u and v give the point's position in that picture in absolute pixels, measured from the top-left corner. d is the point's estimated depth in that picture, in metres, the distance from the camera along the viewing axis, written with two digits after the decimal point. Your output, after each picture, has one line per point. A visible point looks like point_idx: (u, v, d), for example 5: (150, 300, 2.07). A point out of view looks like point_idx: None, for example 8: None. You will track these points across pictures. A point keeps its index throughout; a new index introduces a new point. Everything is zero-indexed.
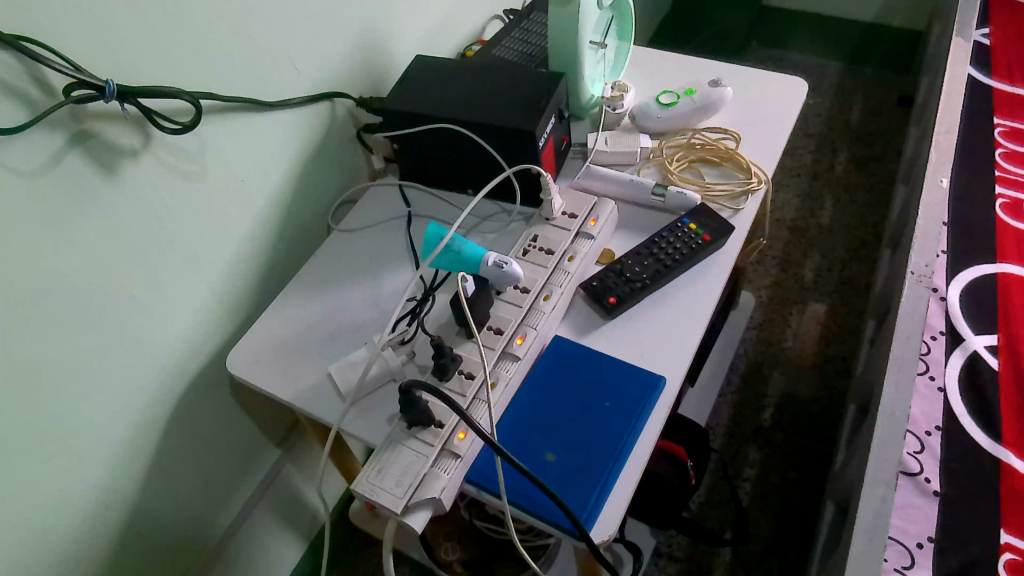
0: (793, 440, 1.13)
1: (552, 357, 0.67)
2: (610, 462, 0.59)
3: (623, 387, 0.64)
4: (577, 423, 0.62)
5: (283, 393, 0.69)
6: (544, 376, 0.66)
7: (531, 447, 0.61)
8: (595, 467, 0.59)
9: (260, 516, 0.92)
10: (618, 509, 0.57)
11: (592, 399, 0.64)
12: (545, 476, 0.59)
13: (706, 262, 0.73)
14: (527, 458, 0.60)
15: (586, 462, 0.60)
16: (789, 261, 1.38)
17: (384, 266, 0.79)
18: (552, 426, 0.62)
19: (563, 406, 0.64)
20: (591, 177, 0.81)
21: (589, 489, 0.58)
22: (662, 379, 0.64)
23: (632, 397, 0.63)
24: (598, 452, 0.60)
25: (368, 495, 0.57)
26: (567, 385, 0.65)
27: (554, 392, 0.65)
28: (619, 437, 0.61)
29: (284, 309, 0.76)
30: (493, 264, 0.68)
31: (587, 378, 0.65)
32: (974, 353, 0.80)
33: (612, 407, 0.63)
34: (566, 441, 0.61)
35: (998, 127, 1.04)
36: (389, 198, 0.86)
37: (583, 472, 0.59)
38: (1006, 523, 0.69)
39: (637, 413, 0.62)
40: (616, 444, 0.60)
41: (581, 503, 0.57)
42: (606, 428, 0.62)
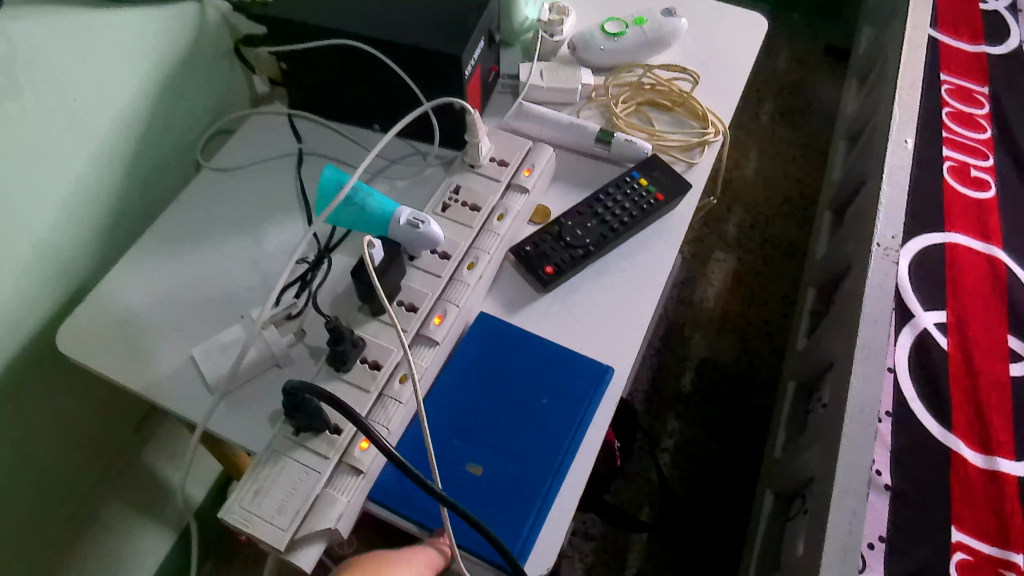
0: (714, 408, 1.07)
1: (477, 340, 0.55)
2: (550, 476, 0.49)
3: (562, 382, 0.53)
4: (507, 425, 0.51)
5: (132, 382, 0.53)
6: (465, 365, 0.54)
7: (451, 457, 0.49)
8: (531, 484, 0.48)
9: (113, 510, 0.77)
10: (557, 536, 0.47)
11: (524, 395, 0.53)
12: (470, 497, 0.48)
13: (657, 225, 0.62)
14: (446, 471, 0.49)
15: (519, 477, 0.49)
16: (712, 215, 1.30)
17: (265, 217, 0.63)
18: (477, 429, 0.51)
19: (489, 404, 0.52)
20: (523, 118, 0.67)
21: (523, 513, 0.47)
22: (611, 370, 0.53)
23: (574, 392, 0.52)
24: (534, 464, 0.49)
25: (241, 526, 0.44)
26: (495, 376, 0.53)
27: (480, 385, 0.53)
28: (559, 444, 0.50)
29: (137, 268, 0.59)
30: (406, 222, 0.54)
31: (521, 367, 0.54)
32: (923, 331, 0.75)
33: (550, 405, 0.52)
34: (495, 448, 0.50)
35: (944, 84, 0.96)
36: (273, 130, 0.70)
37: (516, 491, 0.48)
38: (956, 519, 0.64)
39: (582, 412, 0.52)
40: (555, 454, 0.50)
41: (514, 532, 0.46)
42: (543, 432, 0.51)
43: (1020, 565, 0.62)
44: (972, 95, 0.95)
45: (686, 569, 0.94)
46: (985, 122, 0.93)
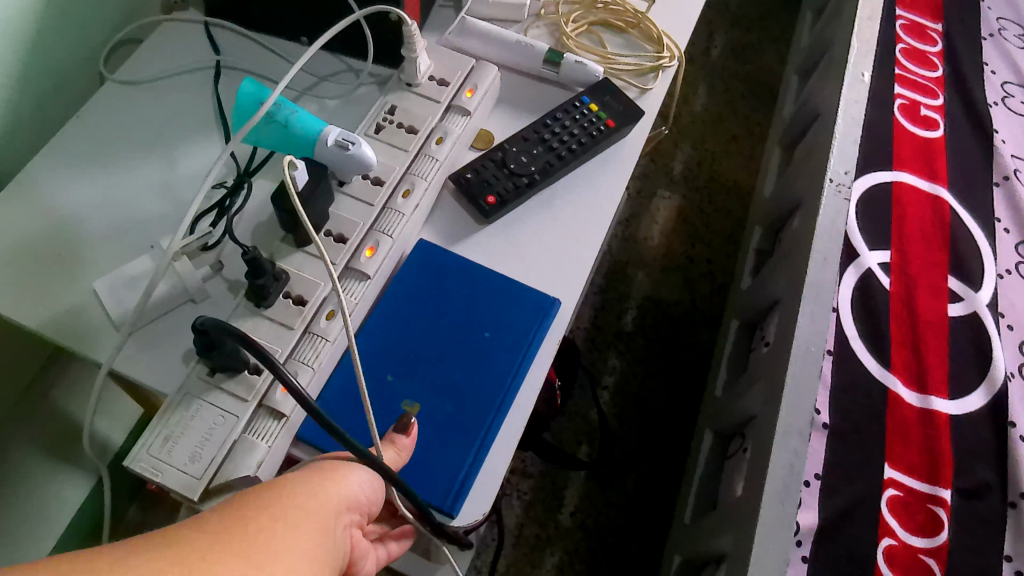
0: (655, 346, 1.07)
1: (415, 271, 0.52)
2: (491, 413, 0.46)
3: (506, 316, 0.50)
4: (447, 360, 0.48)
5: (24, 318, 0.47)
6: (401, 299, 0.50)
7: (386, 393, 0.46)
8: (472, 421, 0.46)
9: (18, 455, 0.71)
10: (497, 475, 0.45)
11: (466, 329, 0.50)
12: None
13: (607, 154, 0.59)
14: (380, 409, 0.46)
15: (460, 414, 0.46)
16: (660, 151, 1.27)
17: (178, 136, 0.57)
18: (415, 364, 0.48)
19: (428, 338, 0.49)
20: (466, 34, 0.62)
21: (461, 452, 0.45)
22: (557, 302, 0.51)
23: (517, 327, 0.50)
24: (474, 401, 0.47)
25: (149, 474, 0.40)
26: (434, 309, 0.50)
27: (418, 319, 0.50)
28: (502, 380, 0.48)
29: (29, 190, 0.53)
30: (334, 143, 0.49)
31: (462, 300, 0.51)
32: (867, 271, 0.74)
33: (493, 339, 0.49)
34: (433, 385, 0.47)
35: (900, 20, 0.94)
36: (187, 39, 0.62)
37: (456, 429, 0.46)
38: (890, 457, 0.65)
39: (526, 347, 0.49)
40: (498, 390, 0.47)
41: (452, 472, 0.44)
42: (485, 367, 0.48)
43: (947, 500, 0.64)
44: (925, 33, 0.94)
45: (623, 505, 0.95)
46: (937, 60, 0.91)
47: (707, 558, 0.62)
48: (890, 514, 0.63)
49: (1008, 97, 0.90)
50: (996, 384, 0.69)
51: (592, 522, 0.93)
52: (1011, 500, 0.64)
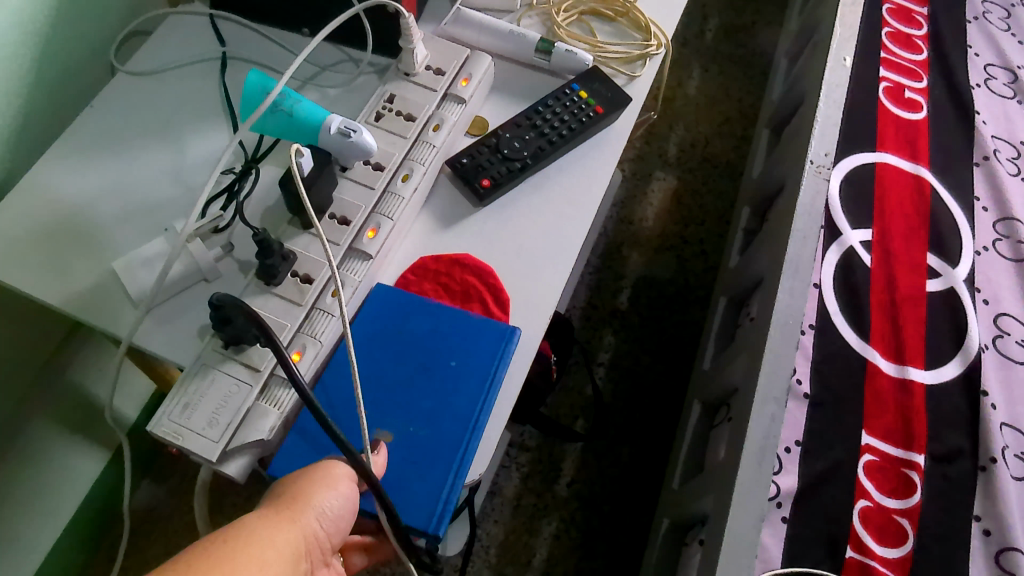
0: (648, 324, 1.10)
1: (380, 303, 0.53)
2: (466, 434, 0.48)
3: (471, 343, 0.51)
4: (412, 393, 0.49)
5: (49, 297, 0.51)
6: (368, 331, 0.51)
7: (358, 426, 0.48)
8: (438, 455, 0.47)
9: (39, 429, 0.75)
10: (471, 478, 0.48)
11: (431, 360, 0.51)
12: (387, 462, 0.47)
13: (596, 139, 0.62)
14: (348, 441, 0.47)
15: (427, 448, 0.48)
16: (654, 133, 1.29)
17: (187, 124, 0.60)
18: (387, 396, 0.49)
19: (393, 372, 0.50)
20: (461, 24, 0.65)
21: (442, 472, 0.47)
22: (518, 331, 0.52)
23: (483, 351, 0.51)
24: (448, 424, 0.48)
25: (170, 438, 0.44)
26: (399, 342, 0.51)
27: (389, 350, 0.51)
28: (466, 414, 0.49)
29: (48, 178, 0.56)
30: (336, 131, 0.52)
31: (428, 330, 0.52)
32: (849, 249, 0.77)
33: (456, 371, 0.50)
34: (407, 414, 0.49)
35: (886, 3, 0.96)
36: (194, 31, 0.65)
37: (424, 463, 0.47)
38: (867, 425, 0.68)
39: (493, 371, 0.50)
40: (462, 424, 0.48)
41: (434, 491, 0.46)
42: (448, 400, 0.49)
43: (920, 465, 0.67)
44: (911, 16, 0.96)
45: (618, 476, 0.98)
46: (921, 43, 0.94)
47: (693, 520, 0.65)
48: (867, 478, 0.66)
49: (991, 78, 0.92)
50: (970, 355, 0.72)
51: (588, 492, 0.97)
52: (982, 464, 0.68)
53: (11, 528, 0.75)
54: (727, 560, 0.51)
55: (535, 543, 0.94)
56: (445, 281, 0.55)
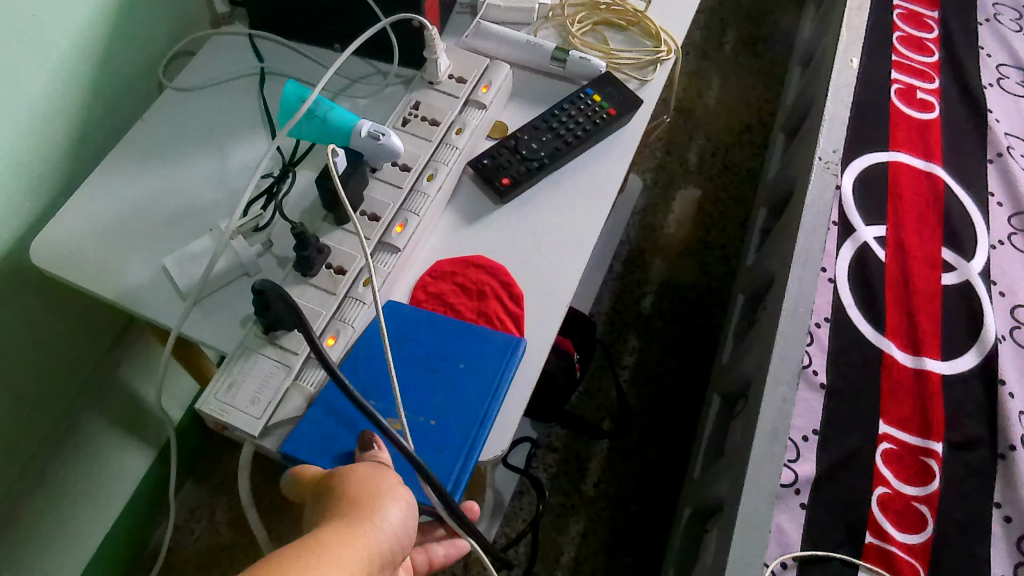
0: (672, 327, 1.12)
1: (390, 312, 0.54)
2: (473, 428, 0.49)
3: (479, 346, 0.53)
4: (420, 391, 0.51)
5: (105, 291, 0.56)
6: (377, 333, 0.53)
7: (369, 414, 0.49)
8: (444, 449, 0.48)
9: (91, 427, 0.79)
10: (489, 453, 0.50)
11: (439, 361, 0.52)
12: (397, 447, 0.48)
13: (610, 139, 0.65)
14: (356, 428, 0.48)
15: (433, 442, 0.49)
16: (674, 143, 1.32)
17: (229, 134, 0.65)
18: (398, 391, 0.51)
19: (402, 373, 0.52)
20: (481, 36, 0.69)
21: (451, 458, 0.48)
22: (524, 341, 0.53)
23: (490, 357, 0.52)
24: (456, 420, 0.50)
25: (217, 415, 0.48)
26: (408, 346, 0.53)
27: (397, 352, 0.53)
28: (473, 412, 0.50)
29: (103, 186, 0.61)
30: (366, 134, 0.56)
31: (438, 332, 0.54)
32: (863, 244, 0.79)
33: (464, 372, 0.52)
34: (417, 406, 0.50)
35: (897, 8, 0.99)
36: (235, 50, 0.70)
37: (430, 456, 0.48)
38: (884, 414, 0.70)
39: (499, 374, 0.52)
40: (468, 424, 0.50)
41: (442, 475, 0.47)
42: (455, 400, 0.51)
43: (938, 453, 0.68)
44: (922, 20, 0.98)
45: (643, 476, 1.00)
46: (933, 46, 0.96)
47: (712, 505, 0.67)
48: (884, 465, 0.67)
49: (1003, 78, 0.94)
50: (987, 346, 0.73)
51: (614, 491, 0.99)
52: (1001, 452, 0.68)
53: (64, 520, 0.79)
54: (742, 535, 0.52)
55: (563, 541, 0.96)
56: (461, 281, 0.57)
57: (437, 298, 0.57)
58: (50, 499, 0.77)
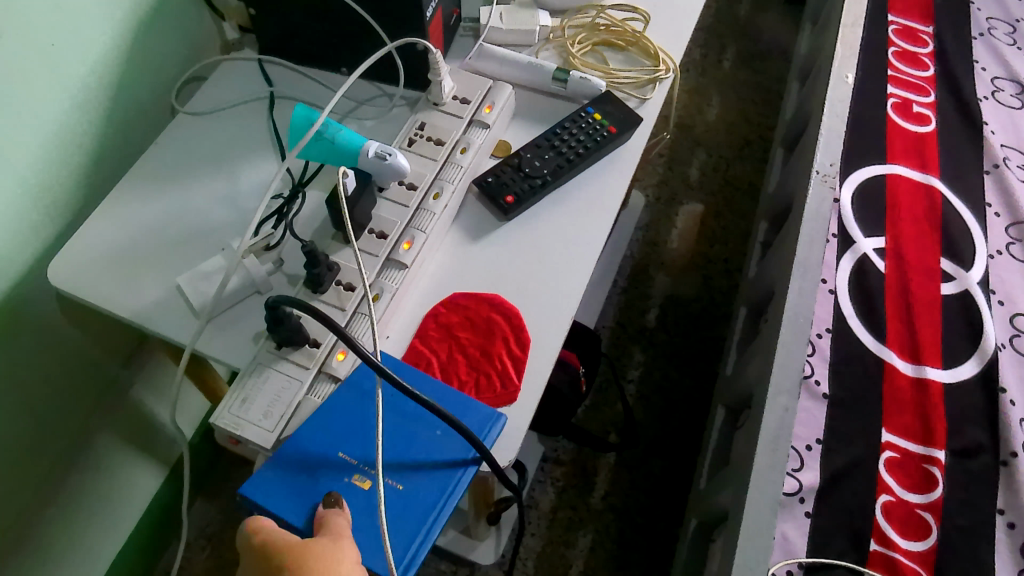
0: (676, 340, 1.13)
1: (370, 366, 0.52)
2: (436, 501, 0.46)
3: (458, 413, 0.50)
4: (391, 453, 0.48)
5: (121, 310, 0.57)
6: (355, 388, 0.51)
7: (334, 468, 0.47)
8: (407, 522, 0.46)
9: (105, 445, 0.81)
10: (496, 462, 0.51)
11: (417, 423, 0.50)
12: (357, 511, 0.46)
13: (611, 156, 0.66)
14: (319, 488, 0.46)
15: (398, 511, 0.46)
16: (676, 159, 1.34)
17: (240, 156, 0.66)
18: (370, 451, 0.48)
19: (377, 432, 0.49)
20: (484, 58, 0.71)
21: (410, 531, 0.45)
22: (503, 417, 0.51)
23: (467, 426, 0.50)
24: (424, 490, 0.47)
25: (231, 429, 0.49)
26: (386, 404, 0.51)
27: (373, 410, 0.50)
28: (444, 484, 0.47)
29: (119, 208, 0.63)
30: (374, 155, 0.58)
31: (419, 389, 0.51)
32: (862, 256, 0.80)
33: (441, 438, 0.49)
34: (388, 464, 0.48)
35: (892, 24, 1.01)
36: (245, 74, 0.72)
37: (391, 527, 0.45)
38: (886, 422, 0.71)
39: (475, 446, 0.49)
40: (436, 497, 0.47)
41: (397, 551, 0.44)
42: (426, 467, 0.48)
43: (941, 460, 0.69)
44: (917, 35, 1.00)
45: (650, 488, 1.01)
46: (928, 60, 0.97)
47: (717, 514, 0.68)
48: (887, 474, 0.68)
49: (998, 91, 0.95)
50: (987, 354, 0.74)
51: (621, 504, 1.00)
52: (1003, 459, 0.69)
53: (77, 537, 0.81)
54: (747, 543, 0.53)
55: (572, 554, 0.96)
56: (472, 316, 0.58)
57: (445, 330, 0.57)
58: (64, 516, 0.78)
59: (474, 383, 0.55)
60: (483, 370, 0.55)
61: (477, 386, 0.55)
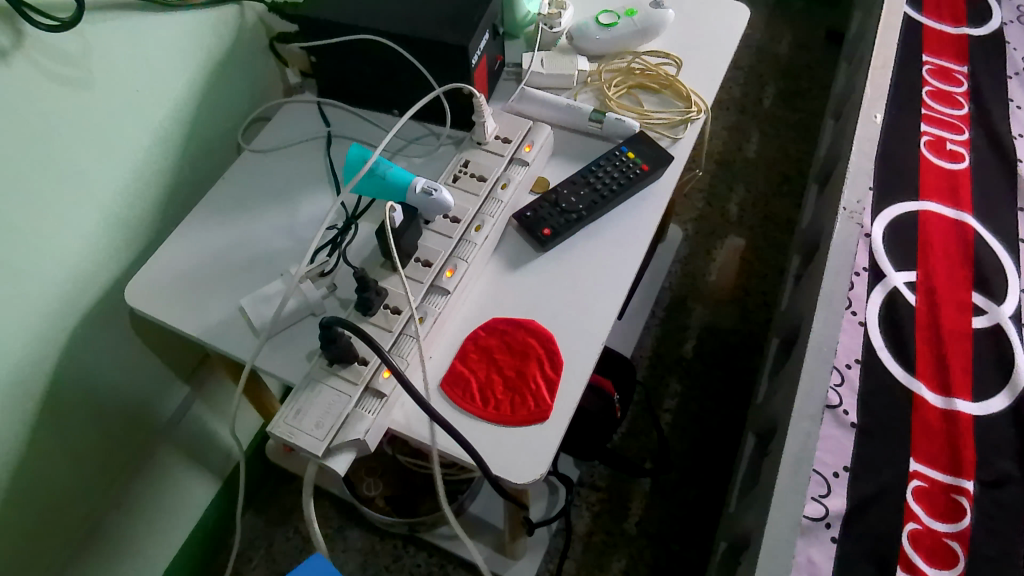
0: (712, 371, 1.15)
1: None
2: None
3: None
4: None
5: (190, 328, 0.63)
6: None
7: None
8: None
9: (167, 456, 0.87)
10: (530, 473, 0.55)
11: None
12: None
13: (643, 193, 0.70)
14: None
15: None
16: (715, 194, 1.37)
17: (299, 190, 0.72)
18: None
19: None
20: (526, 101, 0.76)
21: None
22: None
23: None
24: None
25: (286, 437, 0.54)
26: None
27: None
28: None
29: (188, 236, 0.69)
30: (420, 191, 0.63)
31: None
32: (893, 289, 0.82)
33: None
34: None
35: (926, 64, 1.03)
36: (304, 116, 0.79)
37: None
38: (915, 452, 0.72)
39: None
40: None
41: None
42: None
43: (970, 490, 0.70)
44: (952, 75, 1.02)
45: (684, 515, 1.02)
46: (962, 99, 0.99)
47: (743, 537, 0.70)
48: (915, 502, 0.69)
49: None
50: (1018, 388, 0.75)
51: (656, 530, 1.01)
52: None
53: (136, 541, 0.87)
54: (768, 560, 0.56)
55: None
56: (510, 339, 0.62)
57: (484, 352, 0.62)
58: (126, 521, 0.84)
59: (509, 401, 0.59)
60: (518, 390, 0.59)
61: (512, 404, 0.58)
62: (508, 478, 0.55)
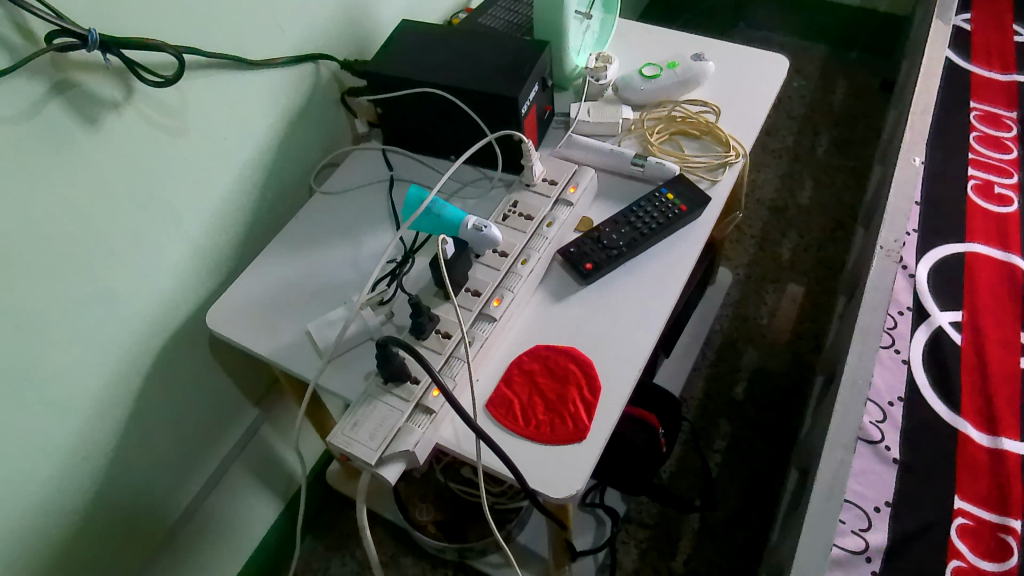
0: (762, 414, 1.16)
1: None
2: None
3: None
4: None
5: (262, 349, 0.70)
6: None
7: None
8: None
9: (235, 475, 0.93)
10: (567, 490, 0.58)
11: None
12: None
13: (682, 232, 0.74)
14: None
15: None
16: (767, 239, 1.39)
17: (363, 228, 0.79)
18: None
19: None
20: (572, 147, 0.81)
21: None
22: None
23: None
24: None
25: (343, 447, 0.60)
26: None
27: None
28: None
29: (263, 268, 0.76)
30: (471, 227, 0.69)
31: None
32: (938, 328, 0.82)
33: None
34: None
35: (974, 111, 1.04)
36: (371, 162, 0.86)
37: None
38: (959, 489, 0.72)
39: None
40: None
41: None
42: None
43: (1017, 530, 0.69)
44: (1000, 120, 1.03)
45: (732, 556, 1.02)
46: (1011, 144, 1.00)
47: (782, 568, 0.70)
48: (960, 539, 0.69)
49: None
50: None
51: (704, 570, 1.02)
52: None
53: (204, 554, 0.93)
54: None
55: None
56: (552, 365, 0.66)
57: (527, 376, 0.66)
58: (196, 534, 0.90)
59: (549, 422, 0.62)
60: (558, 412, 0.63)
61: (552, 425, 0.62)
62: (546, 494, 0.59)
